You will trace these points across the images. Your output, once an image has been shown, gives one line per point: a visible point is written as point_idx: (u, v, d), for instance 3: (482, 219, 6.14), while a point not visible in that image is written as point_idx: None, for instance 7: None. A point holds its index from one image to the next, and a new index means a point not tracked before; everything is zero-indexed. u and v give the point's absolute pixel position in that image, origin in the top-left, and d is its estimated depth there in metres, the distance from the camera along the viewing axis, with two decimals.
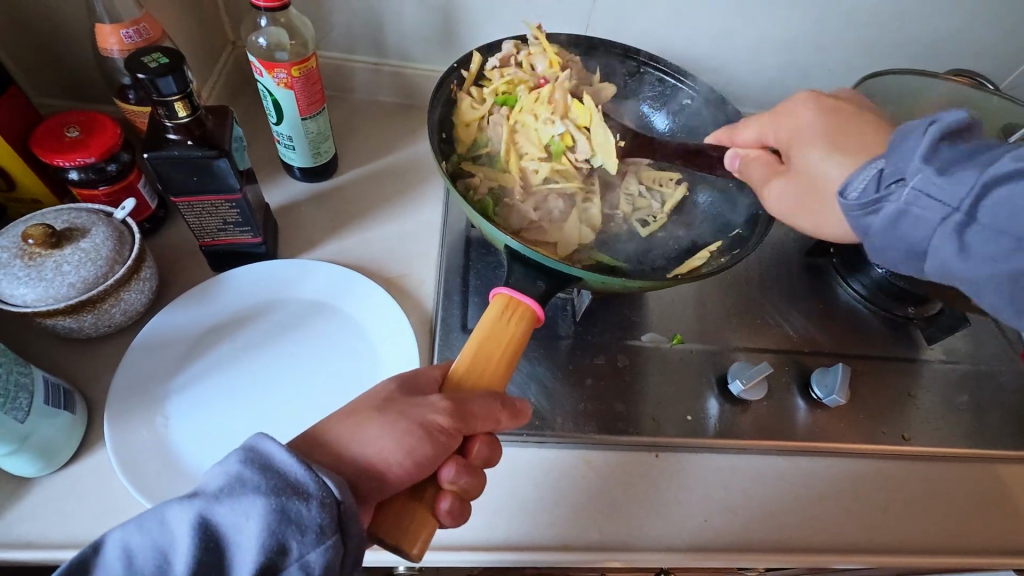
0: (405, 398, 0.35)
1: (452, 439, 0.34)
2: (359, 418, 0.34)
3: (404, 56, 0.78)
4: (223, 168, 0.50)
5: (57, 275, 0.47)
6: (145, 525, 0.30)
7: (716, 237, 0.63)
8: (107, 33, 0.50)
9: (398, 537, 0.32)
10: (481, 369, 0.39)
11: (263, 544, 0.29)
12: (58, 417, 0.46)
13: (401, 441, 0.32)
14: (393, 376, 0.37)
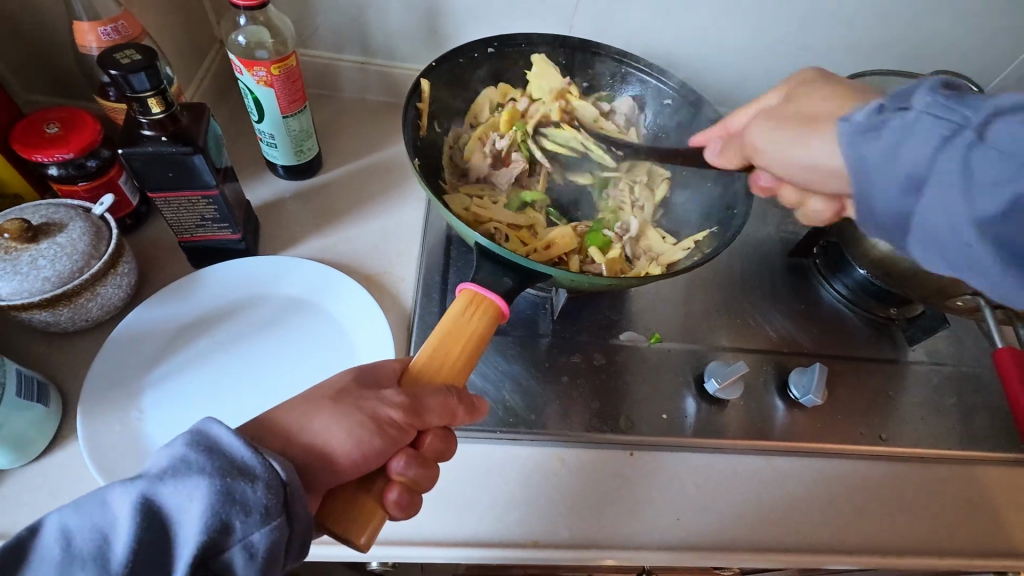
0: (361, 390, 0.35)
1: (403, 434, 0.34)
2: (312, 407, 0.34)
3: (390, 56, 0.78)
4: (198, 164, 0.50)
5: (32, 270, 0.47)
6: (84, 507, 0.29)
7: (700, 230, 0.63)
8: (85, 31, 0.50)
9: (345, 527, 0.32)
10: (440, 362, 0.39)
11: (204, 525, 0.28)
12: (32, 410, 0.46)
13: (350, 433, 0.32)
14: (352, 367, 0.37)
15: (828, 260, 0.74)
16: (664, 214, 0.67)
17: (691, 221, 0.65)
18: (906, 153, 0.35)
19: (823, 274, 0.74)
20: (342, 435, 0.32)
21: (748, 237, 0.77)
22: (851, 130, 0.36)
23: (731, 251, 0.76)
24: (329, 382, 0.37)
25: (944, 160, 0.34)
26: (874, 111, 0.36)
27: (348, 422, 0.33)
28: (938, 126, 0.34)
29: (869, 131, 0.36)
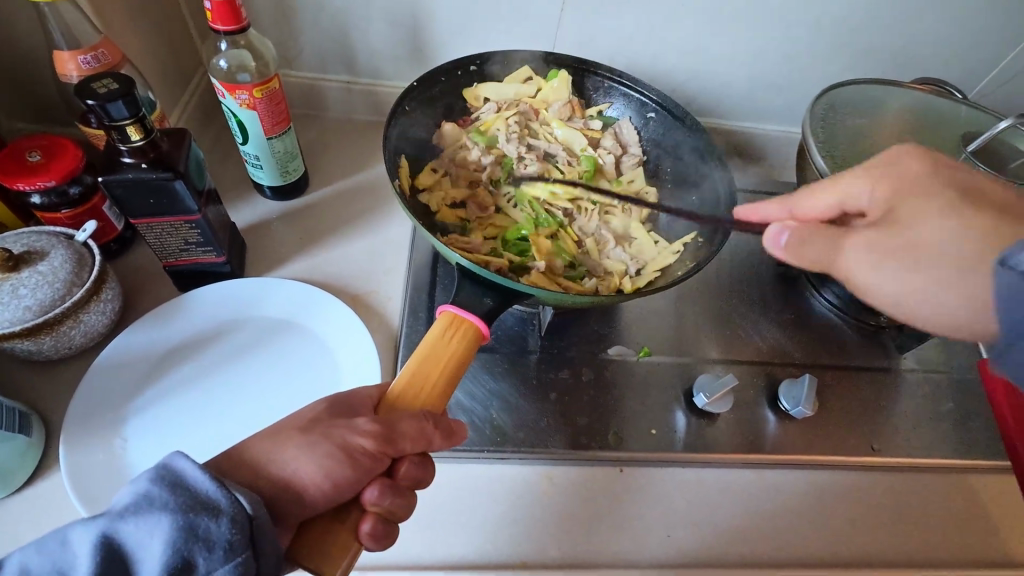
0: (334, 418, 0.35)
1: (376, 463, 0.34)
2: (286, 439, 0.33)
3: (375, 74, 0.79)
4: (180, 190, 0.50)
5: (12, 299, 0.47)
6: (48, 546, 0.29)
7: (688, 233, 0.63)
8: (65, 60, 0.50)
9: (318, 559, 0.32)
10: (417, 388, 0.39)
11: (166, 562, 0.28)
12: (13, 441, 0.46)
13: (322, 464, 0.32)
14: (326, 396, 0.37)
15: None
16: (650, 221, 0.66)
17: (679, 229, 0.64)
18: (911, 297, 0.35)
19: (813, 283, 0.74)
20: (313, 466, 0.32)
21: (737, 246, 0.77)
22: (887, 255, 0.36)
23: (720, 262, 0.76)
24: (304, 410, 0.37)
25: (943, 323, 0.33)
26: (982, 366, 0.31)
27: (319, 452, 0.33)
28: (916, 295, 0.32)
29: (892, 261, 0.35)
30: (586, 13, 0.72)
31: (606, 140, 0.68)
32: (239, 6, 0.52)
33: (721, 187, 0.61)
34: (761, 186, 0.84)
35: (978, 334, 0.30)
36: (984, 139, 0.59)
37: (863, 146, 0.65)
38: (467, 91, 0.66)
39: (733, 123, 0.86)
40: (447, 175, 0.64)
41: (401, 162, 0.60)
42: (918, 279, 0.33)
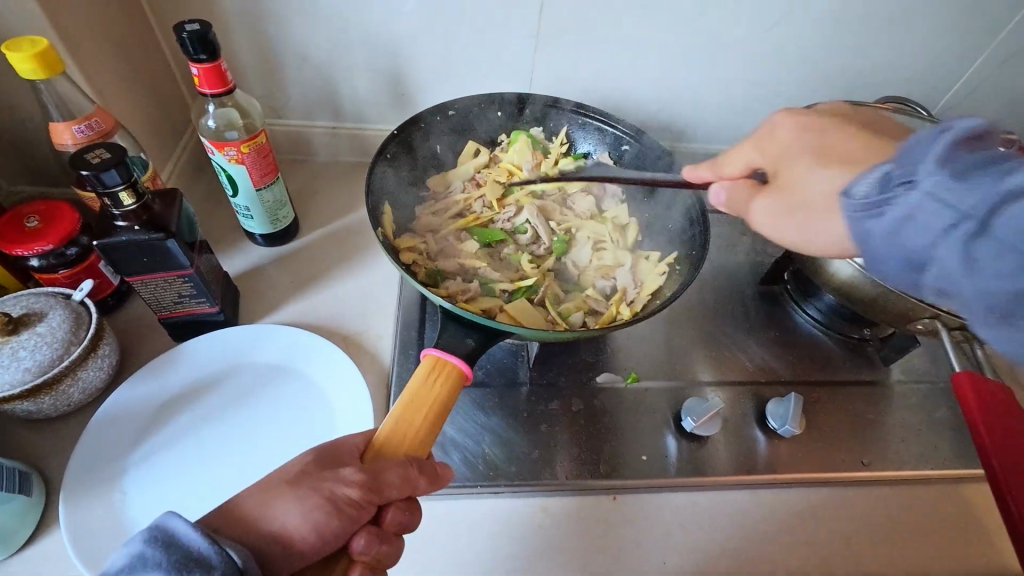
0: (321, 470, 0.36)
1: (362, 511, 0.35)
2: (275, 492, 0.35)
3: (361, 119, 0.82)
4: (172, 248, 0.52)
5: (12, 360, 0.49)
6: None
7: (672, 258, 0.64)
8: (61, 130, 0.53)
9: None
10: (402, 435, 0.40)
11: None
12: (13, 501, 0.47)
13: (310, 517, 0.33)
14: (313, 447, 0.38)
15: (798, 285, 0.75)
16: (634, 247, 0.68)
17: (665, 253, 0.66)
18: (910, 231, 0.32)
19: (795, 300, 0.75)
20: (302, 519, 0.33)
21: (718, 267, 0.79)
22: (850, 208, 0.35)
23: (703, 283, 0.78)
24: (294, 461, 0.38)
25: (942, 251, 0.31)
26: (877, 186, 0.34)
27: (307, 505, 0.34)
28: (942, 215, 0.31)
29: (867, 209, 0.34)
30: (558, 53, 0.75)
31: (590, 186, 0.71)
32: (224, 70, 0.55)
33: (697, 217, 0.62)
34: None
35: (1002, 251, 0.29)
36: None
37: None
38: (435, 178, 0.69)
39: (709, 147, 0.89)
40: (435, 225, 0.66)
41: (385, 208, 0.61)
42: (867, 185, 0.34)
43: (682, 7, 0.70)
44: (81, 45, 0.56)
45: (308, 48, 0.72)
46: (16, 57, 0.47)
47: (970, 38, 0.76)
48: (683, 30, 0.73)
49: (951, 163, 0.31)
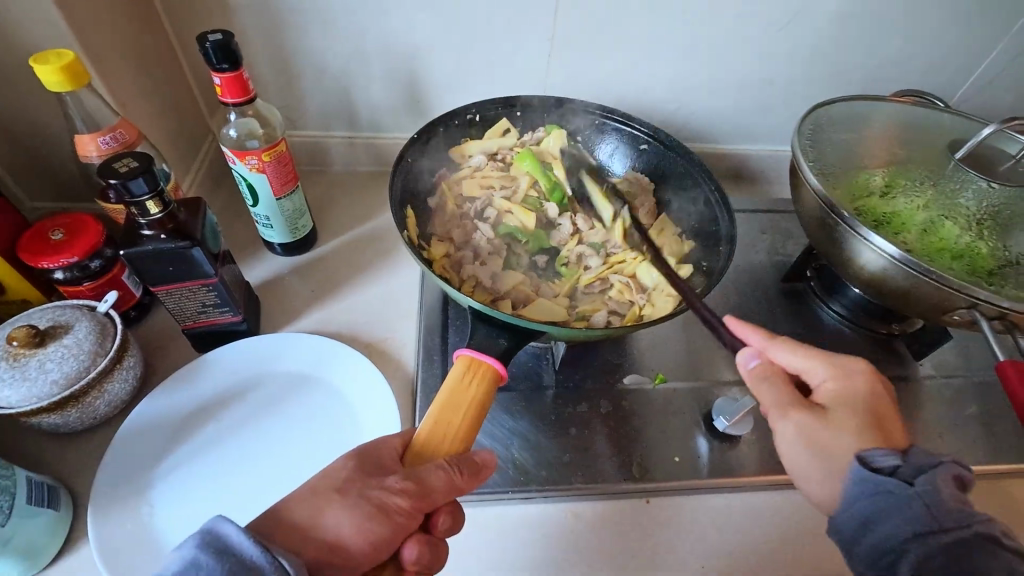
0: (366, 477, 0.36)
1: (411, 517, 0.35)
2: (322, 501, 0.35)
3: (376, 128, 0.82)
4: (198, 256, 0.52)
5: (40, 374, 0.48)
6: None
7: (706, 253, 0.63)
8: (86, 142, 0.53)
9: None
10: (441, 437, 0.40)
11: None
12: (42, 516, 0.46)
13: (362, 524, 0.34)
14: (353, 452, 0.38)
15: (823, 281, 0.75)
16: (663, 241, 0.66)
17: (701, 243, 0.64)
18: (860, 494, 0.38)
19: (820, 296, 0.74)
20: (353, 526, 0.34)
21: (740, 265, 0.78)
22: (863, 476, 0.38)
23: (726, 282, 0.77)
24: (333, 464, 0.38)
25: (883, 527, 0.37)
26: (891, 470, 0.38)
27: (358, 513, 0.34)
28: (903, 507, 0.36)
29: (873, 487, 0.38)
30: (572, 57, 0.75)
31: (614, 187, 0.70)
32: (246, 79, 0.56)
33: (721, 213, 0.62)
34: (757, 205, 0.86)
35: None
36: (970, 145, 0.61)
37: (854, 160, 0.66)
38: (455, 148, 0.68)
39: (724, 147, 0.89)
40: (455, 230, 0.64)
41: (407, 212, 0.60)
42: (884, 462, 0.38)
43: (694, 7, 0.71)
44: (104, 59, 0.56)
45: (324, 58, 0.73)
46: (43, 70, 0.47)
47: (984, 27, 0.75)
48: (697, 30, 0.73)
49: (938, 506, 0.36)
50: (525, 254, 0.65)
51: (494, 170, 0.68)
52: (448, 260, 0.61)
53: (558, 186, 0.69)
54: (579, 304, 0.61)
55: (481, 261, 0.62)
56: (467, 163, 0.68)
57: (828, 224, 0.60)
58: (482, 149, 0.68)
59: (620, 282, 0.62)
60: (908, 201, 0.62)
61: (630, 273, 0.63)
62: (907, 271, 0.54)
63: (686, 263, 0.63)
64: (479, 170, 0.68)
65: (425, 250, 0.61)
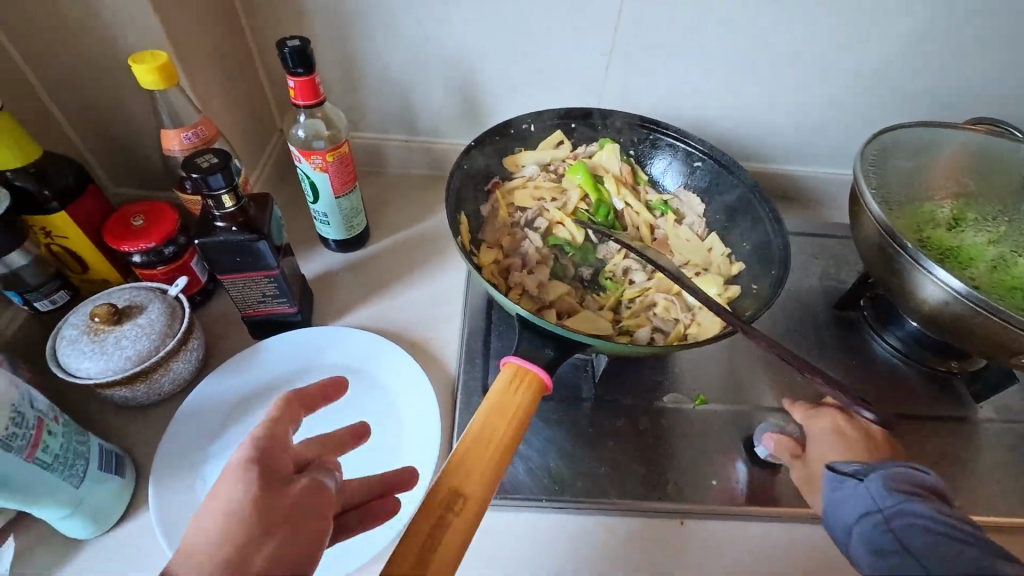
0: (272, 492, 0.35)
1: (313, 527, 0.35)
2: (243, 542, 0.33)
3: (432, 133, 0.84)
4: (262, 249, 0.55)
5: (117, 350, 0.52)
6: None
7: (756, 275, 0.61)
8: (171, 137, 0.57)
9: None
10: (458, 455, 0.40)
11: None
12: (110, 482, 0.50)
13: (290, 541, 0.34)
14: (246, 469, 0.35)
15: (877, 312, 0.72)
16: (712, 262, 0.65)
17: (752, 264, 0.63)
18: (844, 503, 0.41)
19: (874, 326, 0.72)
20: (265, 546, 0.33)
21: (790, 289, 0.76)
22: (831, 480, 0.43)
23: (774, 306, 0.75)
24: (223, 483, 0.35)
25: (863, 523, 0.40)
26: (853, 469, 0.43)
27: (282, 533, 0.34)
28: (869, 499, 0.40)
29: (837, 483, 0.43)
30: (630, 71, 0.75)
31: (665, 205, 0.69)
32: (318, 83, 0.58)
33: (775, 237, 0.61)
34: (810, 228, 0.84)
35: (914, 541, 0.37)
36: None
37: (920, 190, 0.64)
38: (507, 158, 0.69)
39: (780, 167, 0.87)
40: (503, 237, 0.66)
41: (460, 218, 0.62)
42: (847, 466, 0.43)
43: (758, 26, 0.70)
44: (191, 60, 0.60)
45: (388, 64, 0.75)
46: (141, 70, 0.51)
47: None
48: (759, 49, 0.72)
49: (895, 482, 0.40)
50: (572, 265, 0.66)
51: (545, 181, 0.69)
52: (497, 268, 0.63)
53: (608, 199, 0.69)
54: (623, 319, 0.61)
55: (528, 269, 0.63)
56: (520, 172, 0.69)
57: (888, 252, 0.58)
58: (535, 160, 0.69)
59: (664, 299, 0.61)
60: (977, 235, 0.61)
61: (674, 291, 0.61)
62: (970, 307, 0.52)
63: (734, 284, 0.62)
64: (531, 179, 0.69)
65: (474, 256, 0.62)
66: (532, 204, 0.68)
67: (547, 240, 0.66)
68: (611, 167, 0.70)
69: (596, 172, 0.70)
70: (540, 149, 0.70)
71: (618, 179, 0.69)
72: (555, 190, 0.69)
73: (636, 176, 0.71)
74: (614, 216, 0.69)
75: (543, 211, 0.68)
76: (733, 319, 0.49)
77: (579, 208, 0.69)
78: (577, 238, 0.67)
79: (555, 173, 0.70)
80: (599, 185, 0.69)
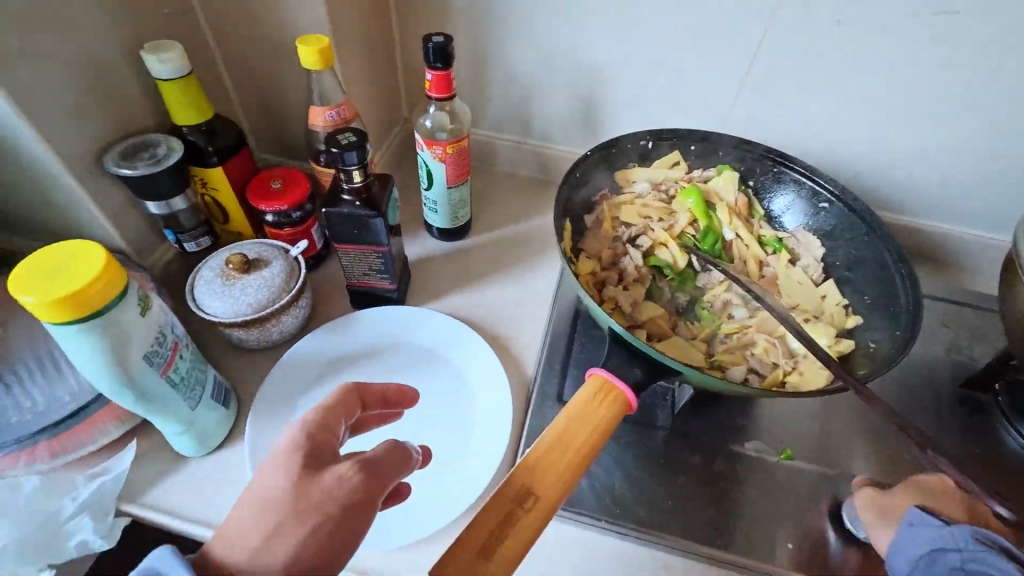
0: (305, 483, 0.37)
1: (361, 516, 0.37)
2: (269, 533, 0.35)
3: (546, 138, 0.86)
4: (377, 226, 0.59)
5: (242, 296, 0.58)
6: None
7: (876, 334, 0.56)
8: (317, 114, 0.63)
9: None
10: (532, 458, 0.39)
11: None
12: (218, 411, 0.55)
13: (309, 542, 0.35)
14: (296, 453, 0.38)
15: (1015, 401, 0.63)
16: (825, 311, 0.60)
17: (873, 321, 0.57)
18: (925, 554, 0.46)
19: (1007, 415, 0.63)
20: (300, 538, 0.35)
21: (910, 355, 0.69)
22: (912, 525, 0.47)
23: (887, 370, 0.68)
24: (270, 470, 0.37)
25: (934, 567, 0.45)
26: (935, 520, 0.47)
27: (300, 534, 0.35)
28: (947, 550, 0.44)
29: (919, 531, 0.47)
30: (762, 99, 0.72)
31: (780, 242, 0.65)
32: (453, 78, 0.62)
33: (905, 296, 0.55)
34: (943, 293, 0.75)
35: None
36: None
37: None
38: (620, 173, 0.68)
39: (916, 220, 0.79)
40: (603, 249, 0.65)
41: (565, 224, 0.62)
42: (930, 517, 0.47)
43: (921, 66, 0.64)
44: (345, 46, 0.66)
45: (516, 66, 0.78)
46: (305, 51, 0.56)
47: None
48: (916, 90, 0.66)
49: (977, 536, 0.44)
50: (670, 288, 0.63)
51: (656, 200, 0.67)
52: (593, 278, 0.62)
53: (719, 228, 0.66)
54: (716, 353, 0.58)
55: (623, 285, 0.62)
56: (631, 187, 0.68)
57: None
58: (648, 177, 0.68)
59: (764, 340, 0.57)
60: None
61: (777, 333, 0.58)
62: None
63: (848, 338, 0.57)
64: (641, 195, 0.67)
65: (572, 263, 0.62)
66: (638, 221, 0.66)
67: (648, 259, 0.64)
68: (727, 195, 0.67)
69: (710, 198, 0.67)
70: (655, 166, 0.68)
71: (733, 208, 0.66)
72: (665, 210, 0.67)
73: (753, 208, 0.67)
74: (722, 245, 0.66)
75: (648, 229, 0.66)
76: (848, 377, 0.45)
77: (686, 232, 0.66)
78: (679, 261, 0.64)
79: (667, 192, 0.68)
80: (712, 211, 0.66)
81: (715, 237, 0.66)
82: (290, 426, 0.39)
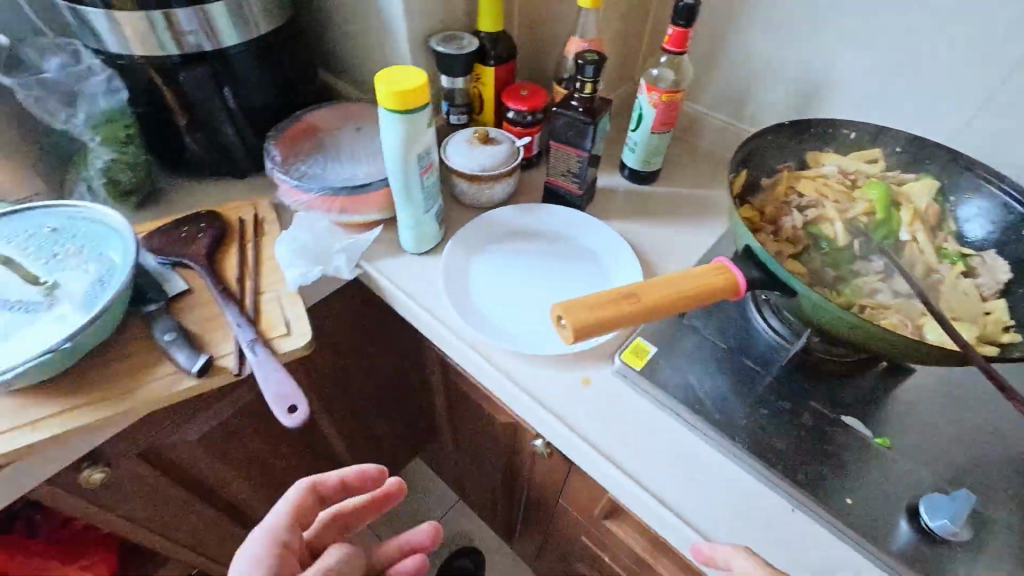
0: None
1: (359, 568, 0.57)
2: None
3: (751, 123, 0.93)
4: (588, 132, 0.75)
5: (477, 157, 0.79)
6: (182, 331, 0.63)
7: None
8: (573, 44, 0.81)
9: (578, 315, 0.45)
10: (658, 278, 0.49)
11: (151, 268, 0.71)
12: (434, 226, 0.76)
13: None
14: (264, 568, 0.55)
15: None
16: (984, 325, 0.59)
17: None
18: None
19: None
20: None
21: None
22: None
23: None
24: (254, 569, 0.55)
25: None
26: None
27: None
28: None
29: None
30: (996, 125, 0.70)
31: (960, 256, 0.65)
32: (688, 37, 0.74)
33: None
34: None
35: None
36: None
37: None
38: (811, 153, 0.73)
39: None
40: (768, 206, 0.71)
41: (741, 172, 0.70)
42: None
43: None
44: None
45: (748, 50, 0.87)
46: None
47: None
48: None
49: None
50: (823, 256, 0.67)
51: (838, 183, 0.70)
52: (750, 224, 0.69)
53: (896, 225, 0.68)
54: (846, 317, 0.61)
55: (776, 238, 0.68)
56: (817, 166, 0.72)
57: None
58: (839, 162, 0.72)
59: (900, 320, 0.59)
60: None
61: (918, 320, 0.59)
62: None
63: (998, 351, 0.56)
64: (826, 176, 0.72)
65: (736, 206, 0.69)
66: (812, 194, 0.70)
67: (810, 226, 0.68)
68: (917, 199, 0.68)
69: (898, 197, 0.69)
70: (850, 155, 0.72)
71: (920, 213, 0.68)
72: (845, 193, 0.70)
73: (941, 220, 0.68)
74: (894, 240, 0.67)
75: (821, 203, 0.70)
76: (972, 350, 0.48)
77: (859, 218, 0.69)
78: (842, 239, 0.67)
79: (853, 181, 0.71)
80: (893, 208, 0.68)
81: (890, 231, 0.67)
82: (267, 541, 0.57)
